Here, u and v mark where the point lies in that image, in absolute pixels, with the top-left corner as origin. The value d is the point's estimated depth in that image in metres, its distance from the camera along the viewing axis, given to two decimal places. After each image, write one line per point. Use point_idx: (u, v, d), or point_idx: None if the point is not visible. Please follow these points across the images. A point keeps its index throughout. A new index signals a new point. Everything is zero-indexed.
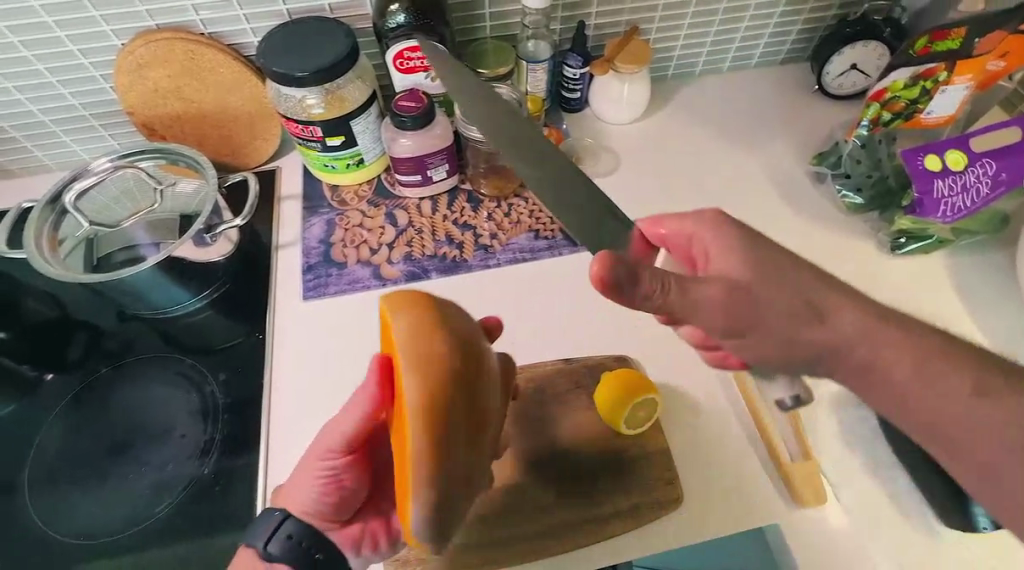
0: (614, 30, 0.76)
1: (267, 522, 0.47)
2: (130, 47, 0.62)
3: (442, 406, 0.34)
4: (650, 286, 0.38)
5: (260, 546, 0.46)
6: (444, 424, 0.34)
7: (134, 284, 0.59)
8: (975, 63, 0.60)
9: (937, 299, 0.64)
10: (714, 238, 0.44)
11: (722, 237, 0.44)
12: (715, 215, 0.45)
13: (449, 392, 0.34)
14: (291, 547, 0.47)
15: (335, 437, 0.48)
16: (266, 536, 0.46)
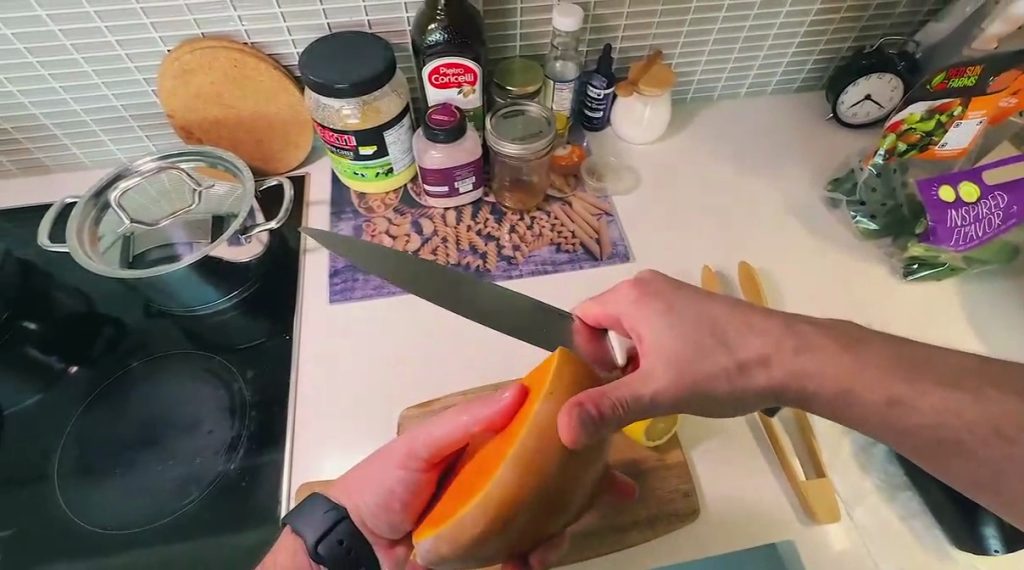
0: (639, 53, 0.78)
1: (322, 518, 0.47)
2: (176, 54, 0.64)
3: (546, 456, 0.38)
4: (603, 412, 0.38)
5: (309, 542, 0.47)
6: (534, 473, 0.38)
7: (169, 282, 0.61)
8: (989, 100, 0.63)
9: (948, 326, 0.66)
10: (653, 313, 0.45)
11: (646, 311, 0.45)
12: (635, 291, 0.47)
13: (561, 454, 0.39)
14: (337, 548, 0.48)
15: (423, 447, 0.47)
16: (319, 534, 0.47)
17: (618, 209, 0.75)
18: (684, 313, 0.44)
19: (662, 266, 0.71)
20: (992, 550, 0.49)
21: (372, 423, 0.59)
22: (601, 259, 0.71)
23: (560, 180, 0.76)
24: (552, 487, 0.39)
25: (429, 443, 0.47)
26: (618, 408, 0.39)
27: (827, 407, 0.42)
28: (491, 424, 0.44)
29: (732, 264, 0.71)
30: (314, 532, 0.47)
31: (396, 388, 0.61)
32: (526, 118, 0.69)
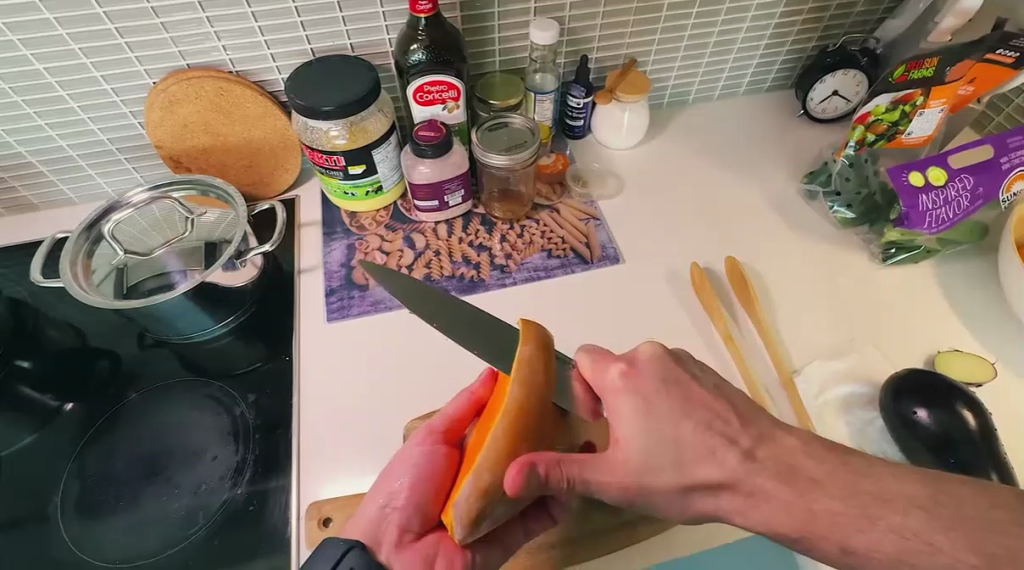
0: (614, 62, 0.81)
1: (331, 550, 0.45)
2: (162, 86, 0.65)
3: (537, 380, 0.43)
4: (551, 479, 0.42)
5: None
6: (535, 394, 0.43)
7: (163, 311, 0.61)
8: (946, 89, 0.66)
9: (928, 306, 0.68)
10: (627, 402, 0.45)
11: (625, 399, 0.45)
12: (625, 371, 0.46)
13: (547, 375, 0.45)
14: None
15: (443, 417, 0.52)
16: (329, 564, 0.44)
17: (605, 213, 0.77)
18: (661, 406, 0.44)
19: (652, 267, 0.72)
20: None
21: (378, 435, 0.59)
22: (592, 262, 0.72)
23: (546, 188, 0.78)
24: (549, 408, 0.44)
25: (441, 419, 0.52)
26: (566, 480, 0.43)
27: None
28: (480, 400, 0.53)
29: (720, 259, 0.73)
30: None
31: (399, 403, 0.61)
32: (510, 129, 0.70)
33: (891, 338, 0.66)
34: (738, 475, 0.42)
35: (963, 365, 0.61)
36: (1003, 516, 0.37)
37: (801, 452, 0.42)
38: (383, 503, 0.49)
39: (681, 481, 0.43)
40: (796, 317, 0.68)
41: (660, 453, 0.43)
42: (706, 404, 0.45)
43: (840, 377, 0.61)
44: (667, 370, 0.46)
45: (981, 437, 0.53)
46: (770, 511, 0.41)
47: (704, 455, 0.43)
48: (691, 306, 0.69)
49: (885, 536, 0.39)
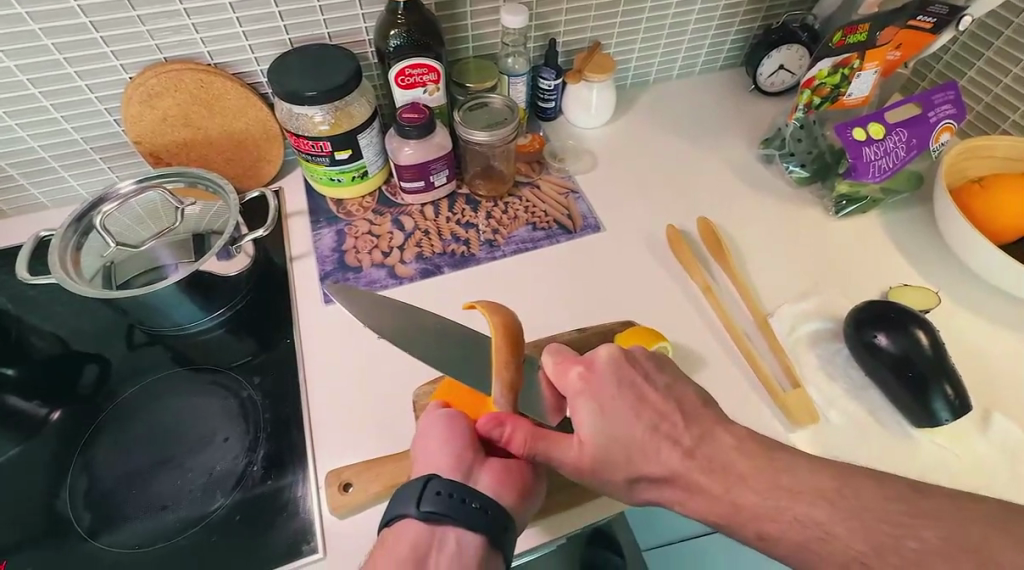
0: (580, 46, 0.86)
1: (410, 488, 0.43)
2: (140, 79, 0.65)
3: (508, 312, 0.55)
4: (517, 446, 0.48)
5: (414, 513, 0.42)
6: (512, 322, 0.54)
7: (157, 301, 0.61)
8: (879, 53, 0.73)
9: (877, 249, 0.76)
10: (583, 402, 0.49)
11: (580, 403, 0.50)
12: (581, 375, 0.51)
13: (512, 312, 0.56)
14: (447, 501, 0.42)
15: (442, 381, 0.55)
16: (415, 498, 0.42)
17: (583, 187, 0.81)
18: (614, 408, 0.49)
19: (629, 233, 0.77)
20: (944, 420, 0.57)
21: (390, 399, 0.61)
22: (575, 231, 0.76)
23: (525, 167, 0.82)
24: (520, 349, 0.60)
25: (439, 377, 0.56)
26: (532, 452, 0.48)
27: None
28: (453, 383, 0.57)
29: (691, 221, 0.78)
30: (413, 507, 0.42)
31: (403, 376, 0.62)
32: (489, 109, 0.73)
33: (849, 279, 0.73)
34: (678, 470, 0.46)
35: (912, 296, 0.68)
36: (900, 509, 0.40)
37: (733, 451, 0.46)
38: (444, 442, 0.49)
39: (626, 474, 0.47)
40: (765, 266, 0.74)
41: (612, 447, 0.48)
42: (656, 403, 0.49)
43: (807, 315, 0.68)
44: (623, 373, 0.51)
45: (935, 354, 0.58)
46: (702, 503, 0.45)
47: (649, 454, 0.47)
48: (670, 264, 0.73)
49: (791, 526, 0.41)
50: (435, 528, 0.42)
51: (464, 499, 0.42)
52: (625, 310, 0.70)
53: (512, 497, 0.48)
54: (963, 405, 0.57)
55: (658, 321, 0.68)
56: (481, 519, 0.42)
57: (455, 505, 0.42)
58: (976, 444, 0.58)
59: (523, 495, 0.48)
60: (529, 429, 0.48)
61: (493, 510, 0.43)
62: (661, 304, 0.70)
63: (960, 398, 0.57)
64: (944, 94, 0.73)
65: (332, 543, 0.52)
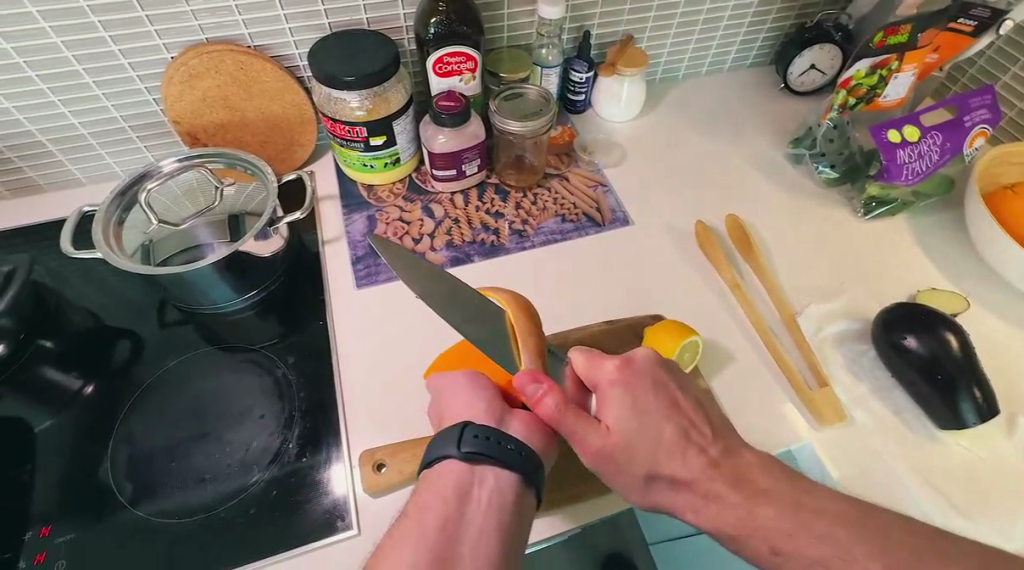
0: (612, 39, 0.86)
1: (447, 433, 0.44)
2: (182, 60, 0.65)
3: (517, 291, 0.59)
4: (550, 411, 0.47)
5: (454, 455, 0.42)
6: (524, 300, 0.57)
7: (195, 279, 0.62)
8: (918, 54, 0.72)
9: (905, 251, 0.76)
10: (617, 394, 0.48)
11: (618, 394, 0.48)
12: (618, 365, 0.50)
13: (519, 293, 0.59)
14: (484, 443, 0.43)
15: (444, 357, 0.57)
16: (455, 439, 0.43)
17: (611, 180, 0.82)
18: (648, 404, 0.48)
19: (657, 228, 0.77)
20: (970, 423, 0.57)
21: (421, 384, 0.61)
22: (604, 224, 0.77)
23: (555, 159, 0.82)
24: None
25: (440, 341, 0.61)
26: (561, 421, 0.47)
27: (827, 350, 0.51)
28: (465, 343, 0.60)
29: (718, 218, 0.79)
30: (453, 447, 0.42)
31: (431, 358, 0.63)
32: (523, 99, 0.74)
33: (876, 280, 0.73)
34: (700, 476, 0.46)
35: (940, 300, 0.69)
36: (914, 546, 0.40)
37: (757, 468, 0.47)
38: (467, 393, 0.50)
39: (644, 471, 0.47)
40: (792, 266, 0.74)
41: (640, 441, 0.47)
42: (687, 412, 0.49)
43: (834, 315, 0.68)
44: (658, 377, 0.50)
45: (964, 357, 0.59)
46: (716, 510, 0.45)
47: (675, 455, 0.47)
48: (697, 259, 0.74)
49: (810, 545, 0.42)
50: (474, 470, 0.43)
51: (501, 442, 0.43)
52: (652, 303, 0.70)
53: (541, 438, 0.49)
54: (990, 409, 0.58)
55: (685, 316, 0.69)
56: (519, 459, 0.43)
57: (492, 446, 0.43)
58: (999, 448, 0.59)
59: (551, 436, 0.49)
60: (561, 398, 0.47)
61: (528, 451, 0.44)
62: (687, 299, 0.70)
63: (988, 402, 0.58)
64: (981, 98, 0.72)
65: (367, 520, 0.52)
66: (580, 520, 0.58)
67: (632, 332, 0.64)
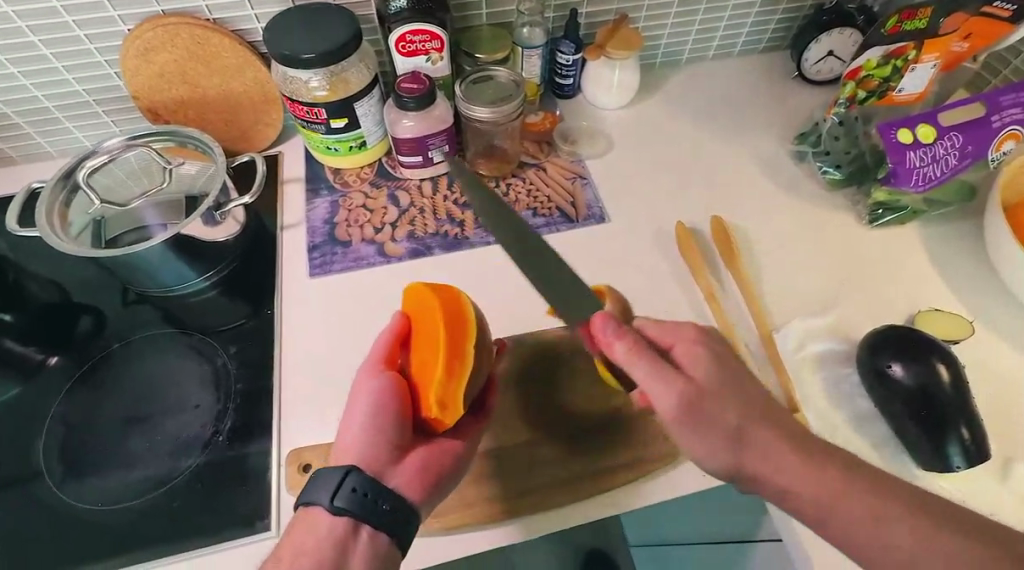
0: (605, 18, 0.79)
1: (329, 478, 0.45)
2: (137, 32, 0.63)
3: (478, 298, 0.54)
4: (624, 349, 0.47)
5: (326, 504, 0.44)
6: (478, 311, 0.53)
7: (141, 262, 0.60)
8: (940, 43, 0.64)
9: (911, 265, 0.69)
10: (700, 351, 0.48)
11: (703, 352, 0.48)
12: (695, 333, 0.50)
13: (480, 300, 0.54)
14: (359, 497, 0.44)
15: (381, 348, 0.52)
16: (331, 489, 0.44)
17: (592, 172, 0.76)
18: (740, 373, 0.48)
19: (636, 227, 0.72)
20: (956, 467, 0.51)
21: None
22: (578, 221, 0.72)
23: (534, 147, 0.77)
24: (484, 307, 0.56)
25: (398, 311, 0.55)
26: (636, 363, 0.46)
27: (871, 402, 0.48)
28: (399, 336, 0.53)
29: (705, 219, 0.73)
30: (327, 496, 0.44)
31: None
32: (493, 83, 0.69)
33: (873, 296, 0.66)
34: (806, 450, 0.44)
35: (943, 324, 0.61)
36: None
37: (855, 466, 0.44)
38: (363, 433, 0.48)
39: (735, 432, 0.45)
40: (780, 276, 0.68)
41: (732, 400, 0.46)
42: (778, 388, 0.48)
43: (819, 334, 0.62)
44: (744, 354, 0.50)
45: (955, 393, 0.52)
46: None
47: (767, 423, 0.45)
48: (675, 263, 0.68)
49: None
50: (350, 523, 0.44)
51: (378, 498, 0.44)
52: None
53: (421, 494, 0.47)
54: (980, 453, 0.52)
55: None
56: (390, 518, 0.44)
57: (366, 503, 0.44)
58: (988, 494, 0.53)
59: (432, 494, 0.47)
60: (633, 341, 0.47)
61: (403, 509, 0.45)
62: (660, 306, 0.65)
63: (978, 445, 0.51)
64: (1015, 95, 0.64)
65: (285, 522, 0.51)
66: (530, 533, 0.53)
67: (591, 340, 0.60)
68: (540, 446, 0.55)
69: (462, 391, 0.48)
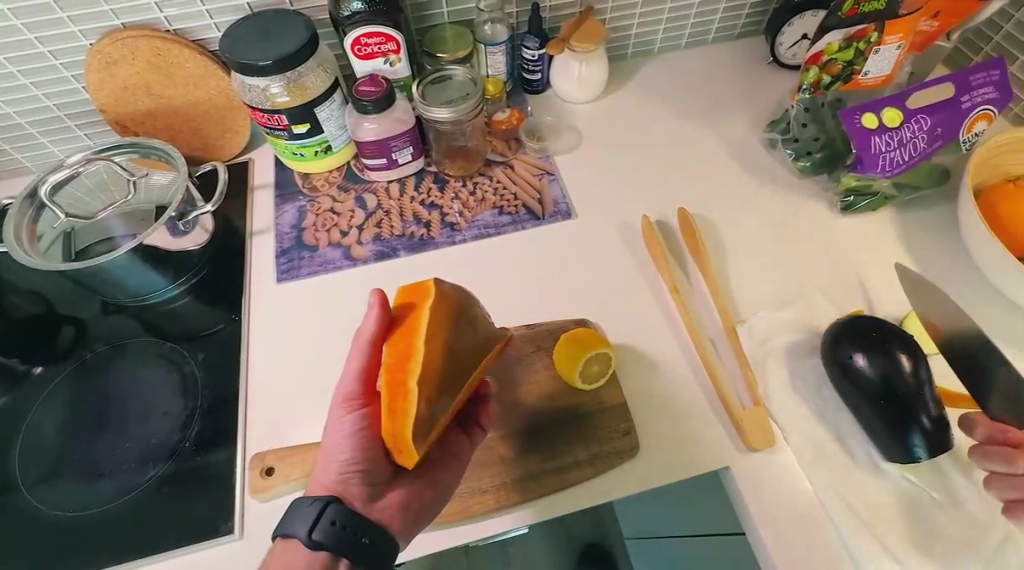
0: (570, 11, 0.78)
1: (308, 510, 0.44)
2: (97, 47, 0.64)
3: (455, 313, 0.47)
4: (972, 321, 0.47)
5: (303, 535, 0.44)
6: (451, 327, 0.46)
7: (110, 273, 0.62)
8: (904, 23, 0.62)
9: (885, 252, 0.67)
10: None
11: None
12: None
13: (454, 316, 0.46)
14: (338, 532, 0.44)
15: (348, 380, 0.48)
16: (308, 523, 0.44)
17: (560, 168, 0.76)
18: None
19: (603, 221, 0.71)
20: (918, 458, 0.51)
21: (328, 384, 0.60)
22: (544, 217, 0.71)
23: (501, 144, 0.77)
24: (455, 315, 0.47)
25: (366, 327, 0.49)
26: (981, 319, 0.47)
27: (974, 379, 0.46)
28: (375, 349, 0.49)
29: (674, 211, 0.72)
30: (304, 528, 0.44)
31: (339, 360, 0.62)
32: (453, 82, 0.69)
33: (844, 285, 0.65)
34: None
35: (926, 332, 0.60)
36: None
37: None
38: (339, 468, 0.46)
39: None
40: (747, 268, 0.67)
41: None
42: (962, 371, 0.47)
43: (785, 324, 0.61)
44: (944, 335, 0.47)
45: (919, 383, 0.51)
46: None
47: None
48: (641, 257, 0.68)
49: None
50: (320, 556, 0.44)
51: (356, 531, 0.45)
52: (587, 304, 0.65)
53: (399, 527, 0.47)
54: (943, 442, 0.50)
55: (620, 319, 0.63)
56: (369, 550, 0.45)
57: (345, 537, 0.44)
58: (954, 485, 0.52)
59: (413, 522, 0.48)
60: None
61: (383, 545, 0.46)
62: (625, 300, 0.65)
63: (941, 434, 0.50)
64: (986, 74, 0.62)
65: (249, 525, 0.53)
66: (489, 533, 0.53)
67: (552, 338, 0.60)
68: (500, 446, 0.55)
69: (410, 437, 0.43)
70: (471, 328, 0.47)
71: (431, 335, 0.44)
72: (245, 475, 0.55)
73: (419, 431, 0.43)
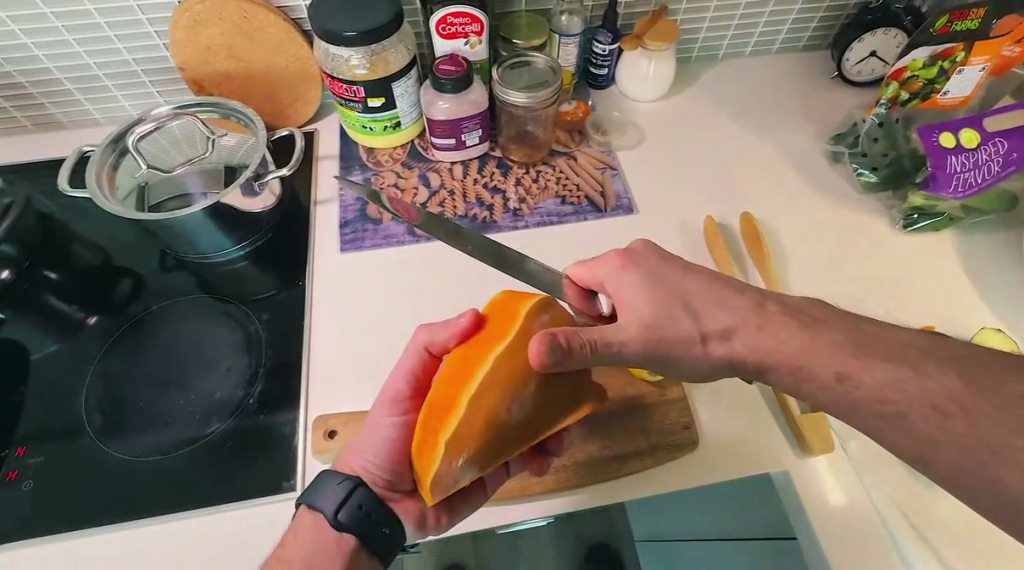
0: (644, 9, 0.79)
1: (336, 489, 0.47)
2: (186, 4, 0.65)
3: (519, 374, 0.43)
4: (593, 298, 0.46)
5: (328, 513, 0.46)
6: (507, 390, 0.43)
7: (183, 227, 0.63)
8: (993, 45, 0.63)
9: (946, 273, 0.67)
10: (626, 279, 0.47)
11: (629, 275, 0.47)
12: (620, 256, 0.48)
13: (518, 374, 0.43)
14: (360, 517, 0.47)
15: (399, 385, 0.50)
16: (336, 502, 0.46)
17: (622, 164, 0.76)
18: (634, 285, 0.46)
19: (663, 219, 0.72)
20: None
21: (388, 355, 0.61)
22: (605, 211, 0.72)
23: (565, 135, 0.77)
24: (519, 377, 0.43)
25: (434, 342, 0.49)
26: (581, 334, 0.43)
27: (767, 329, 0.43)
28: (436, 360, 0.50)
29: (735, 215, 0.72)
30: (330, 504, 0.46)
31: (400, 333, 0.63)
32: (531, 69, 0.70)
33: (904, 302, 0.65)
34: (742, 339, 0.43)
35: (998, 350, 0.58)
36: None
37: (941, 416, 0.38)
38: (368, 464, 0.50)
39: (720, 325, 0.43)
40: (807, 277, 0.67)
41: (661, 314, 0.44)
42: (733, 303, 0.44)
43: None
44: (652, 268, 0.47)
45: None
46: None
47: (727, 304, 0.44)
48: (702, 258, 0.68)
49: None
50: (341, 533, 0.46)
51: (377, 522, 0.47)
52: None
53: (412, 528, 0.51)
54: None
55: None
56: (385, 542, 0.48)
57: (367, 521, 0.47)
58: None
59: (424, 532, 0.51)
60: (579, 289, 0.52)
61: (396, 536, 0.49)
62: None
63: None
64: None
65: None
66: (554, 510, 0.54)
67: None
68: None
69: (428, 485, 0.43)
70: (538, 393, 0.44)
71: (482, 396, 0.43)
72: (309, 437, 0.56)
73: (435, 485, 0.43)
